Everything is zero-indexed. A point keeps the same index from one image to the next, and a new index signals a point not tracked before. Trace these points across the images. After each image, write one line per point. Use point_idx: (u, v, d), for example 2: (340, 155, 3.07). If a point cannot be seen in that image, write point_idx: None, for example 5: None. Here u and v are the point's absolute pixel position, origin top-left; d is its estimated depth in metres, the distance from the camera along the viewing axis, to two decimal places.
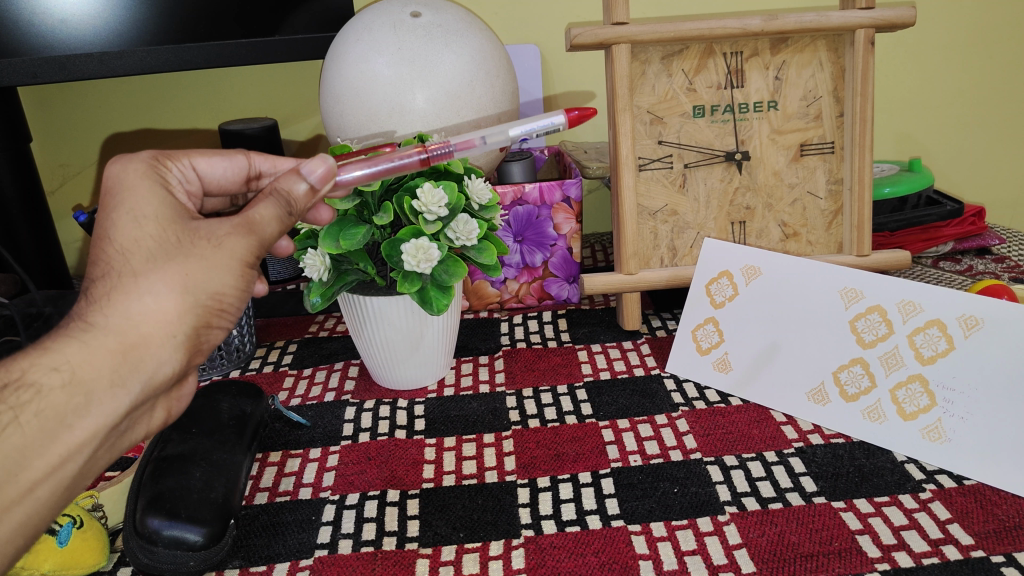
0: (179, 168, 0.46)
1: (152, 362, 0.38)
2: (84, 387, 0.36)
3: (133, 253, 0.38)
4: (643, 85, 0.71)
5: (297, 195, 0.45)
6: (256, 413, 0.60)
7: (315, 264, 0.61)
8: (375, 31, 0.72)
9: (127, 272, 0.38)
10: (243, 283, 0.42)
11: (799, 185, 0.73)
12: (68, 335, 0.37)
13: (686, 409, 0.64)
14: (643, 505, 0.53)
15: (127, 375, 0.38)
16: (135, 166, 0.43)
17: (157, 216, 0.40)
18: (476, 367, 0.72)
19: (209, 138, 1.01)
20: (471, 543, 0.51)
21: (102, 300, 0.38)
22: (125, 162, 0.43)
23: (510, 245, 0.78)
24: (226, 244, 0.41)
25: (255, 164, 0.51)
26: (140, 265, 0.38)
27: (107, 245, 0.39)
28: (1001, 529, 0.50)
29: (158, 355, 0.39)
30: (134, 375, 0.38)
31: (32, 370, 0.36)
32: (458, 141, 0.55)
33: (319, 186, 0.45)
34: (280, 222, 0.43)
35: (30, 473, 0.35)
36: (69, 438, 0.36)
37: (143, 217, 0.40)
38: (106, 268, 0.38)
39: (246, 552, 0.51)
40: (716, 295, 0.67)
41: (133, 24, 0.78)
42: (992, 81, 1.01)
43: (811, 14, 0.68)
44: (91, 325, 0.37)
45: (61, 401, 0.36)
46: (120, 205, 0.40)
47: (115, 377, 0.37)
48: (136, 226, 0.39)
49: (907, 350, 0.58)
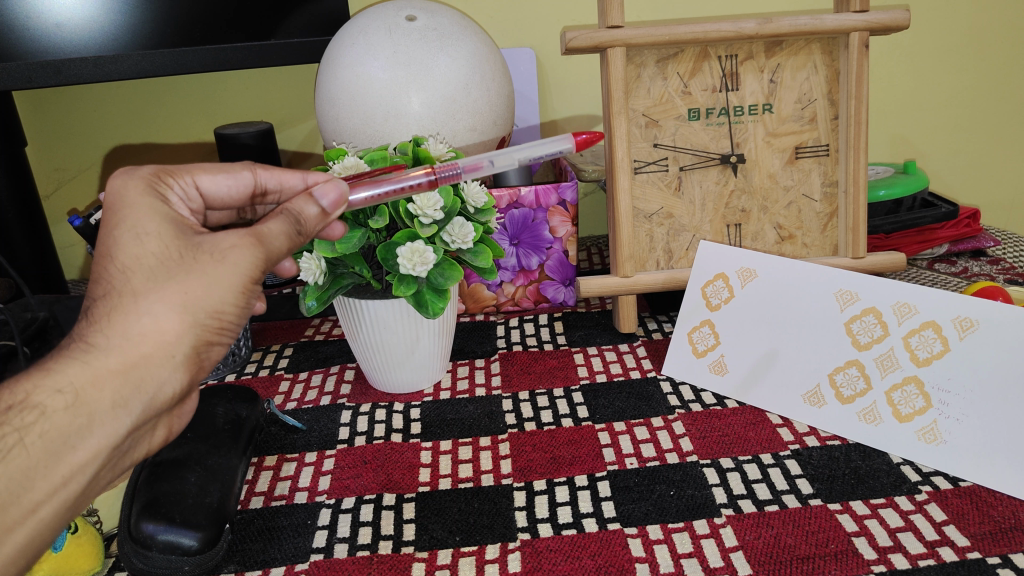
0: (180, 185, 0.45)
1: (155, 379, 0.38)
2: (86, 407, 0.36)
3: (135, 271, 0.38)
4: (638, 88, 0.71)
5: (308, 217, 0.45)
6: (250, 417, 0.60)
7: (311, 268, 0.60)
8: (370, 34, 0.72)
9: (128, 292, 0.38)
10: (244, 299, 0.41)
11: (794, 187, 0.73)
12: (70, 355, 0.37)
13: (682, 412, 0.64)
14: (639, 508, 0.53)
15: (129, 395, 0.38)
16: (135, 183, 0.43)
17: (159, 232, 0.40)
18: (472, 370, 0.72)
19: (204, 142, 1.01)
20: (468, 547, 0.51)
21: (102, 320, 0.38)
22: (126, 177, 0.43)
23: (506, 248, 0.78)
24: (230, 258, 0.40)
25: (262, 180, 0.50)
26: (141, 284, 0.38)
27: (109, 262, 0.39)
28: (996, 530, 0.50)
29: (160, 373, 0.38)
30: (136, 395, 0.38)
31: (36, 391, 0.36)
32: (467, 162, 0.56)
33: (331, 209, 0.46)
34: (289, 239, 0.43)
35: (33, 495, 0.35)
36: (73, 458, 0.36)
37: (145, 233, 0.40)
38: (107, 288, 0.38)
39: (241, 557, 0.51)
40: (712, 297, 0.67)
41: (128, 29, 0.78)
42: (986, 82, 1.02)
43: (806, 17, 0.68)
44: (92, 346, 0.37)
45: (65, 422, 0.36)
46: (123, 223, 0.40)
47: (116, 398, 0.37)
48: (138, 242, 0.39)
49: (902, 352, 0.58)
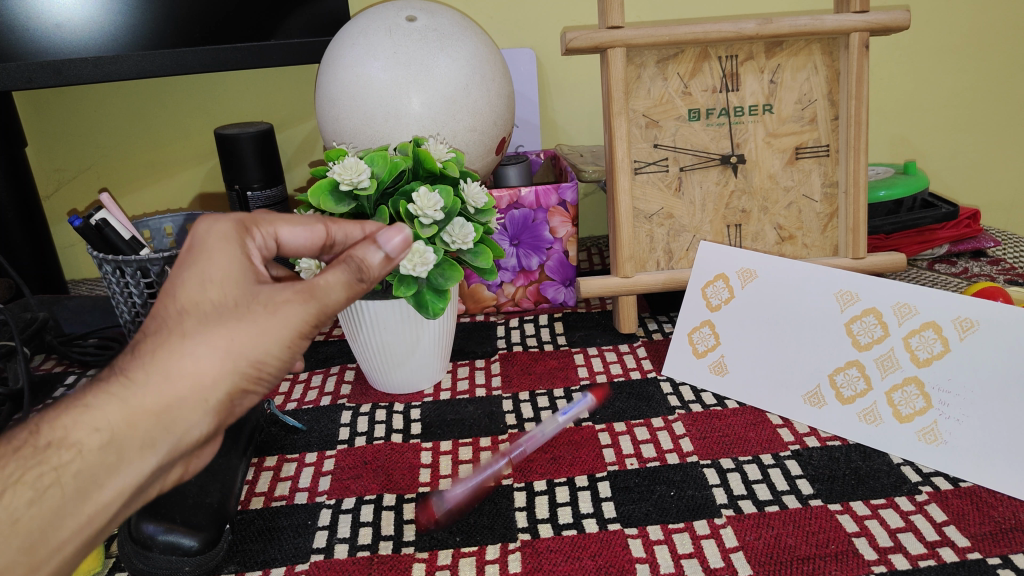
0: (261, 235, 0.45)
1: (185, 423, 0.37)
2: (116, 447, 0.36)
3: (190, 314, 0.39)
4: (638, 88, 0.71)
5: (369, 265, 0.43)
6: (251, 418, 0.60)
7: (310, 268, 0.60)
8: (370, 34, 0.72)
9: (177, 332, 0.38)
10: (286, 352, 0.41)
11: (794, 188, 0.73)
12: (106, 390, 0.36)
13: (682, 413, 0.64)
14: (639, 508, 0.53)
15: (158, 438, 0.37)
16: (221, 227, 0.43)
17: (223, 278, 0.40)
18: (472, 371, 0.72)
19: (205, 142, 1.01)
20: (468, 547, 0.51)
21: (147, 357, 0.37)
22: (212, 221, 0.43)
23: (506, 248, 0.78)
24: (281, 312, 0.40)
25: (332, 234, 0.48)
26: (192, 327, 0.38)
27: (168, 302, 0.39)
28: (997, 531, 0.50)
29: (191, 419, 0.38)
30: (165, 437, 0.37)
31: (74, 428, 0.35)
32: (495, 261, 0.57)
33: (395, 255, 0.44)
34: (344, 291, 0.43)
35: (60, 533, 0.35)
36: (98, 497, 0.36)
37: (209, 279, 0.40)
38: (160, 324, 0.38)
39: (241, 557, 0.51)
40: (712, 298, 0.66)
41: (128, 29, 0.78)
42: (986, 83, 1.02)
43: (806, 17, 0.68)
44: (131, 383, 0.37)
45: (95, 461, 0.35)
46: (194, 264, 0.40)
47: (146, 439, 0.36)
48: (200, 288, 0.39)
49: (902, 353, 0.58)
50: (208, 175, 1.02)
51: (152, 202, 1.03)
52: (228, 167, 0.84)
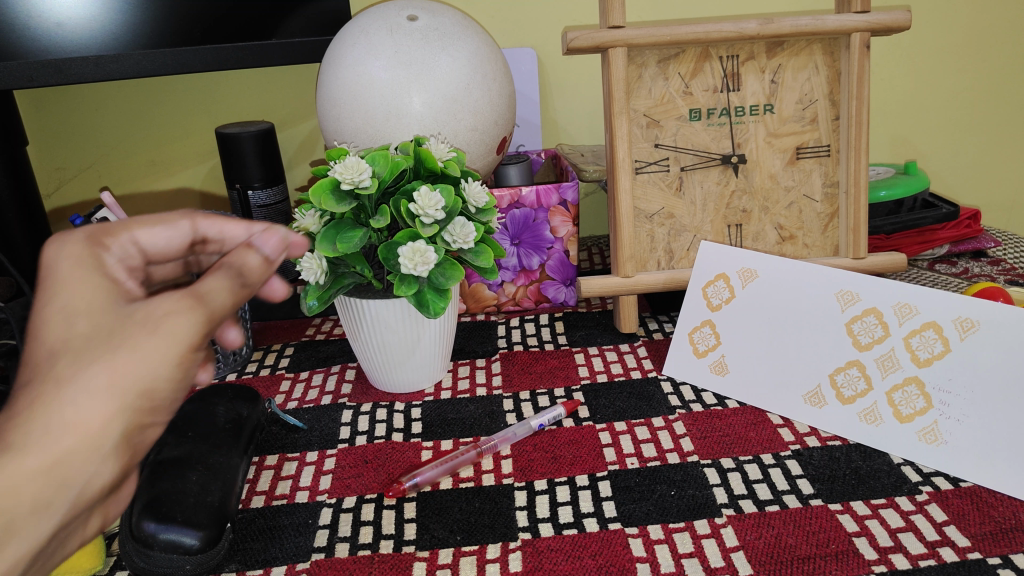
0: (119, 246, 0.34)
1: (83, 473, 0.28)
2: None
3: (62, 354, 0.28)
4: (639, 88, 0.71)
5: (251, 266, 0.34)
6: (251, 416, 0.60)
7: (312, 267, 0.60)
8: (371, 34, 0.72)
9: (52, 376, 0.27)
10: (185, 374, 0.30)
11: (795, 188, 0.74)
12: None
13: (682, 412, 0.64)
14: (640, 508, 0.53)
15: (54, 495, 0.27)
16: (68, 248, 0.32)
17: (91, 307, 0.29)
18: (473, 370, 0.72)
19: (206, 141, 1.01)
20: (468, 546, 0.51)
21: (19, 412, 0.27)
22: (56, 243, 0.32)
23: (507, 248, 0.78)
24: (167, 327, 0.29)
25: (201, 230, 0.38)
26: (68, 366, 0.27)
27: (31, 348, 0.28)
28: (997, 531, 0.50)
29: (90, 467, 0.28)
30: (62, 493, 0.27)
31: None
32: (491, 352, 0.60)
33: (276, 257, 0.35)
34: (234, 296, 0.32)
35: None
36: None
37: (73, 310, 0.29)
38: (28, 371, 0.27)
39: (242, 556, 0.51)
40: (713, 298, 0.67)
41: (129, 28, 0.78)
42: (987, 83, 1.02)
43: (807, 17, 0.68)
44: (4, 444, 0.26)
45: None
46: (51, 297, 0.29)
47: (38, 500, 0.27)
48: (66, 323, 0.28)
49: (903, 353, 0.58)
50: (208, 174, 1.02)
51: (153, 201, 1.03)
52: (228, 166, 0.84)
